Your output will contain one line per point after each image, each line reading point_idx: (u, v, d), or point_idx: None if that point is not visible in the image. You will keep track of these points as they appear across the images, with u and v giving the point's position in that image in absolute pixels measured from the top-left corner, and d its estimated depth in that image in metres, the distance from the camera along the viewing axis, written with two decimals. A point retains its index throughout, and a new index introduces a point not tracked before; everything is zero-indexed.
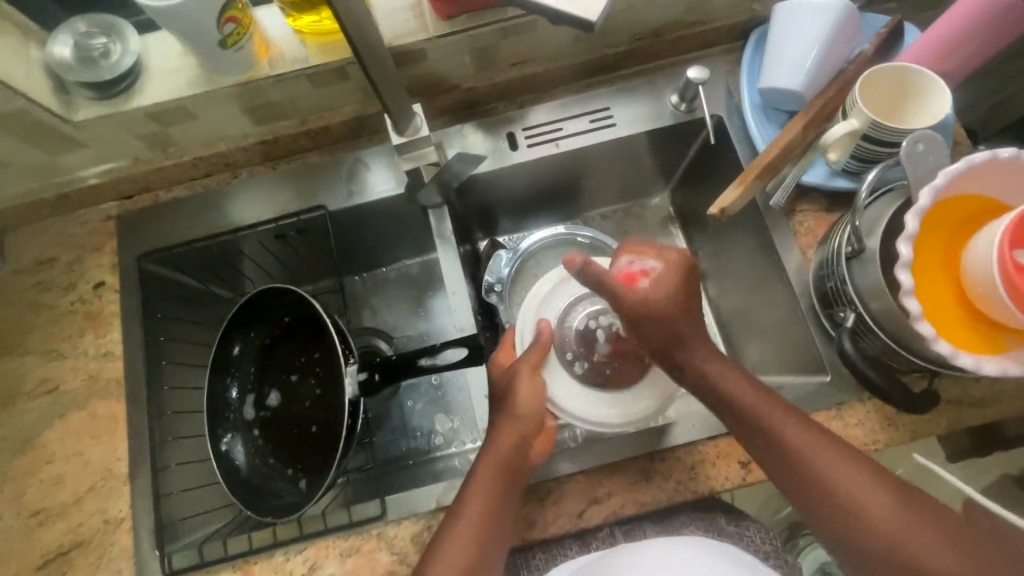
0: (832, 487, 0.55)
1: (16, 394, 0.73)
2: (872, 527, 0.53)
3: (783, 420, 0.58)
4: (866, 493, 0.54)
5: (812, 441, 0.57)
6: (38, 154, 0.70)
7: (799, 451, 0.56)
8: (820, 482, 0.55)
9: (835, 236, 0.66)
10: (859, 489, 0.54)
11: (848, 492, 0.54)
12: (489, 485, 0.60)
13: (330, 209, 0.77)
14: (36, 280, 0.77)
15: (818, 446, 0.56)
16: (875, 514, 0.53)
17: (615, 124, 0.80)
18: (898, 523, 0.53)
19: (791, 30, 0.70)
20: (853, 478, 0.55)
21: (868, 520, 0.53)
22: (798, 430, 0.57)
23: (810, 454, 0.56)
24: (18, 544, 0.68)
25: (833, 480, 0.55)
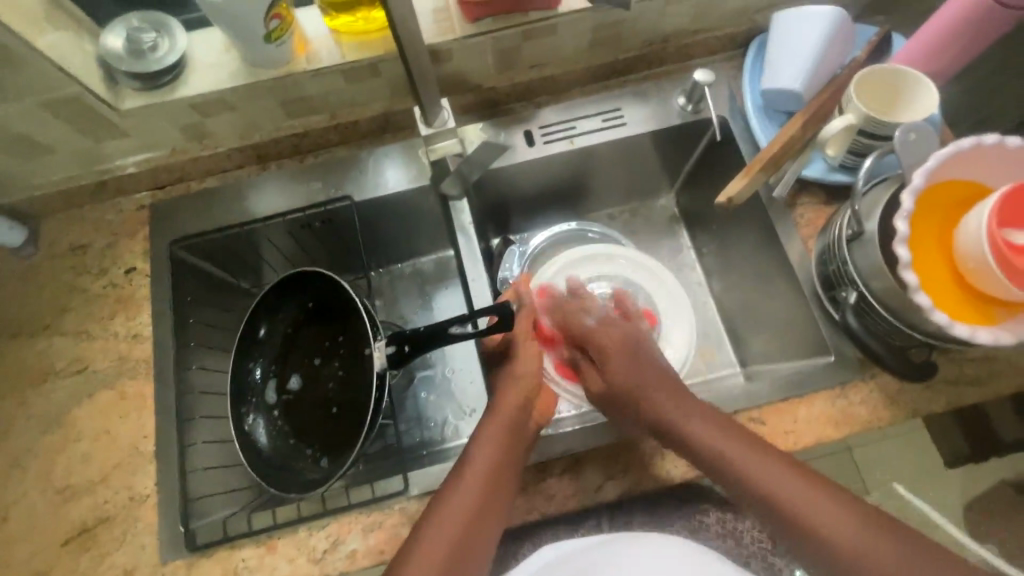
0: (754, 481, 0.57)
1: (47, 373, 0.75)
2: (794, 507, 0.55)
3: (698, 426, 0.62)
4: (793, 488, 0.56)
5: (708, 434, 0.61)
6: (83, 141, 0.74)
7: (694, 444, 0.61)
8: (746, 480, 0.58)
9: (835, 223, 0.70)
10: (779, 484, 0.56)
11: (775, 482, 0.57)
12: (488, 456, 0.63)
13: (356, 200, 0.81)
14: (70, 265, 0.80)
15: (732, 442, 0.60)
16: (794, 505, 0.55)
17: (626, 124, 0.85)
18: (818, 506, 0.54)
19: (791, 36, 0.76)
20: (775, 475, 0.57)
21: (792, 507, 0.55)
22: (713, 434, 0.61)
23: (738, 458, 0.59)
24: (44, 519, 0.69)
25: (755, 475, 0.58)
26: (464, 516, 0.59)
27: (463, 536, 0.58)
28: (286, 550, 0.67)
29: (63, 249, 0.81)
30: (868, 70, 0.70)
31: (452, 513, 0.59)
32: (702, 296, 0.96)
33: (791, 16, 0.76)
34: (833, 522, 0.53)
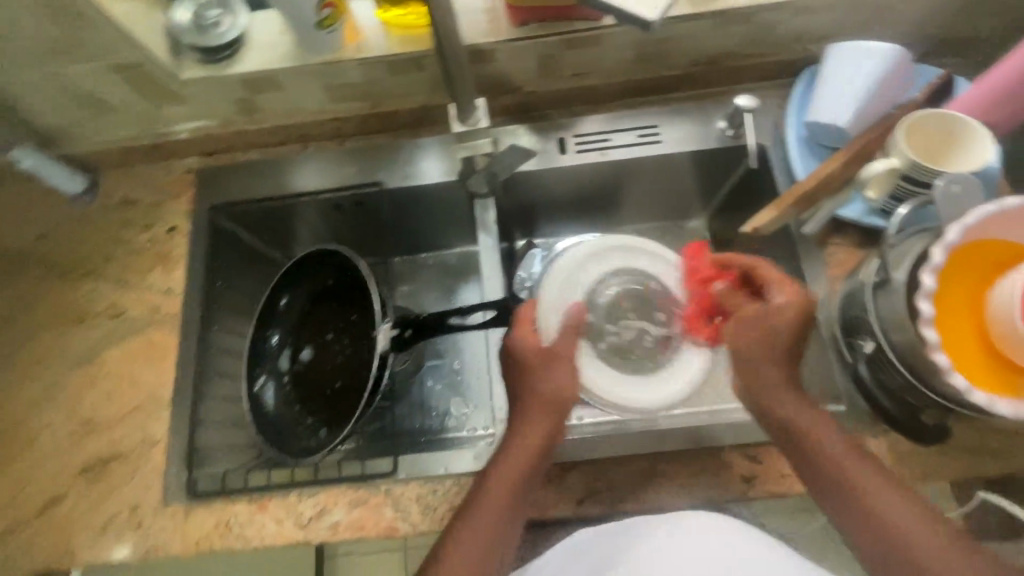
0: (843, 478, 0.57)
1: (88, 313, 0.81)
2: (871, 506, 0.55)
3: (805, 420, 0.60)
4: (874, 489, 0.56)
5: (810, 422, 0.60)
6: (144, 105, 0.79)
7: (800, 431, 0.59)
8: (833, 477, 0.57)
9: (863, 268, 0.68)
10: (867, 484, 0.56)
11: (858, 482, 0.56)
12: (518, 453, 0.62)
13: (386, 187, 0.84)
14: (121, 218, 0.86)
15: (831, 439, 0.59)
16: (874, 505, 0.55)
17: (661, 141, 0.84)
18: (897, 508, 0.55)
19: (844, 71, 0.73)
20: (861, 474, 0.57)
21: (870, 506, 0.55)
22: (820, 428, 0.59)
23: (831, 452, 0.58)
24: (66, 447, 0.75)
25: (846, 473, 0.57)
26: (492, 528, 0.60)
27: (492, 540, 0.59)
28: (274, 511, 0.70)
29: (116, 202, 0.87)
30: (925, 113, 0.67)
31: (478, 526, 0.60)
32: None
33: (847, 50, 0.73)
34: (909, 523, 0.54)
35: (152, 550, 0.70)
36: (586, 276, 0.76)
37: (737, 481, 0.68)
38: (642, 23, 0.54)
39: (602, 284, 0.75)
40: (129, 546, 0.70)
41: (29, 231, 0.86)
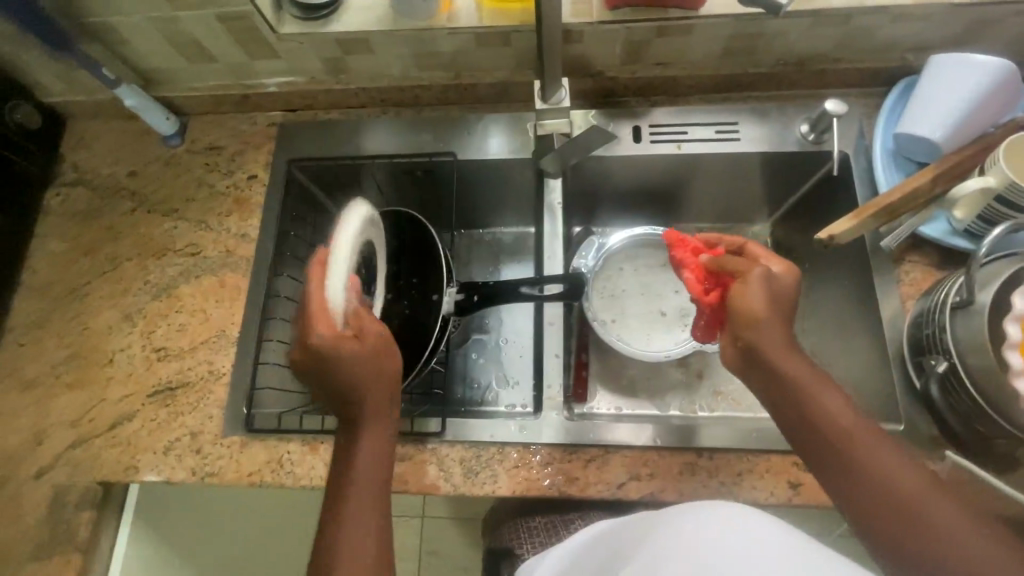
0: (869, 465, 0.53)
1: (168, 249, 0.86)
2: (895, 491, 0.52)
3: (829, 407, 0.56)
4: (900, 478, 0.52)
5: (829, 405, 0.57)
6: (240, 55, 0.83)
7: (821, 418, 0.56)
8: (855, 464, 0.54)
9: (942, 288, 0.66)
10: (895, 471, 0.52)
11: (882, 470, 0.53)
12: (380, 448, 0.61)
13: (459, 157, 0.85)
14: (206, 162, 0.90)
15: (858, 429, 0.55)
16: (901, 492, 0.51)
17: (739, 139, 0.82)
18: (924, 494, 0.51)
19: (944, 85, 0.70)
20: (886, 460, 0.53)
21: (894, 493, 0.51)
22: (846, 416, 0.56)
23: (854, 439, 0.55)
24: (138, 370, 0.80)
25: (869, 461, 0.53)
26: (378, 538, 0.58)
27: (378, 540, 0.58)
28: (324, 455, 0.73)
29: (203, 147, 0.91)
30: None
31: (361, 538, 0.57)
32: None
33: (954, 66, 0.70)
34: (937, 510, 0.50)
35: (209, 475, 0.74)
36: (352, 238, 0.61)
37: (782, 487, 0.68)
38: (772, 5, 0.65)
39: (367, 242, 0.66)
40: (188, 470, 0.75)
41: (121, 166, 0.91)
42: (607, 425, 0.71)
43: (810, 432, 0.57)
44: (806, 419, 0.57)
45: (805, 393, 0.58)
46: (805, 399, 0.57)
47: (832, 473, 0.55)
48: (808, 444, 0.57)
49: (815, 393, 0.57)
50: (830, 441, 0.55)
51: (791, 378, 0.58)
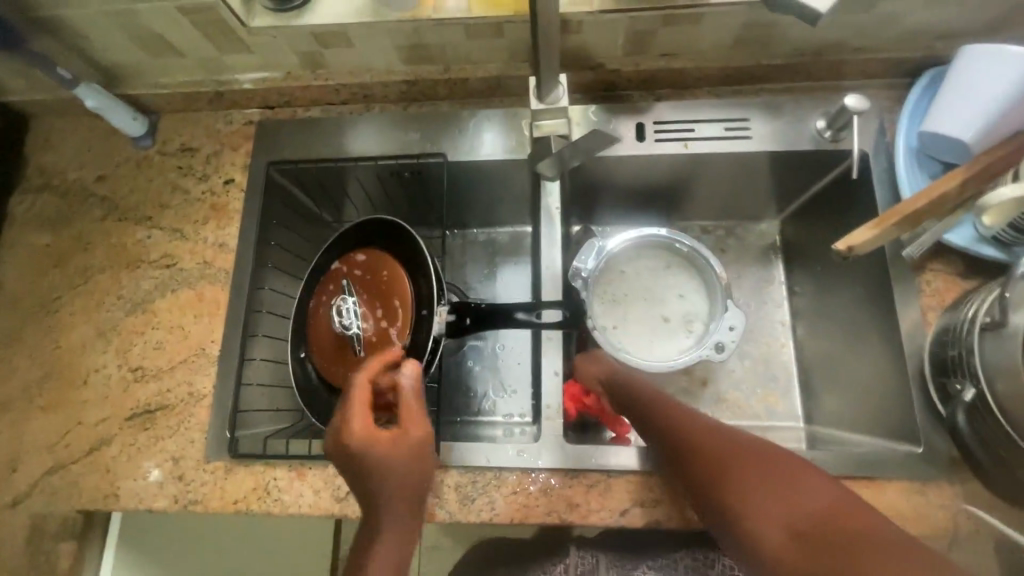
0: (725, 467, 0.55)
1: (141, 260, 0.81)
2: (752, 491, 0.52)
3: (683, 419, 0.61)
4: (755, 479, 0.53)
5: (684, 418, 0.61)
6: (210, 50, 0.76)
7: (682, 430, 0.60)
8: (715, 471, 0.55)
9: (971, 304, 0.61)
10: (755, 472, 0.53)
11: (741, 471, 0.54)
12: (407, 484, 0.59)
13: (449, 159, 0.80)
14: (179, 165, 0.84)
15: (710, 434, 0.59)
16: (758, 490, 0.52)
17: (750, 137, 0.77)
18: (784, 491, 0.51)
19: (976, 79, 0.64)
20: (745, 457, 0.55)
21: (754, 494, 0.52)
22: (691, 421, 0.61)
23: (704, 444, 0.58)
24: (115, 392, 0.76)
25: (730, 466, 0.55)
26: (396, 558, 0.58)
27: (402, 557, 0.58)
28: (313, 481, 0.70)
29: (174, 149, 0.85)
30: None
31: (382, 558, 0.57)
32: (781, 337, 0.88)
33: (989, 56, 0.63)
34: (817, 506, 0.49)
35: (193, 503, 0.71)
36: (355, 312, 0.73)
37: None
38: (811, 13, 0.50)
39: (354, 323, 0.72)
40: (170, 497, 0.71)
41: (88, 170, 0.85)
42: (610, 448, 0.68)
43: (676, 452, 0.59)
44: (671, 437, 0.60)
45: (664, 415, 0.63)
46: (668, 420, 0.62)
47: (701, 493, 0.55)
48: (678, 466, 0.59)
49: (676, 411, 0.63)
50: (687, 449, 0.58)
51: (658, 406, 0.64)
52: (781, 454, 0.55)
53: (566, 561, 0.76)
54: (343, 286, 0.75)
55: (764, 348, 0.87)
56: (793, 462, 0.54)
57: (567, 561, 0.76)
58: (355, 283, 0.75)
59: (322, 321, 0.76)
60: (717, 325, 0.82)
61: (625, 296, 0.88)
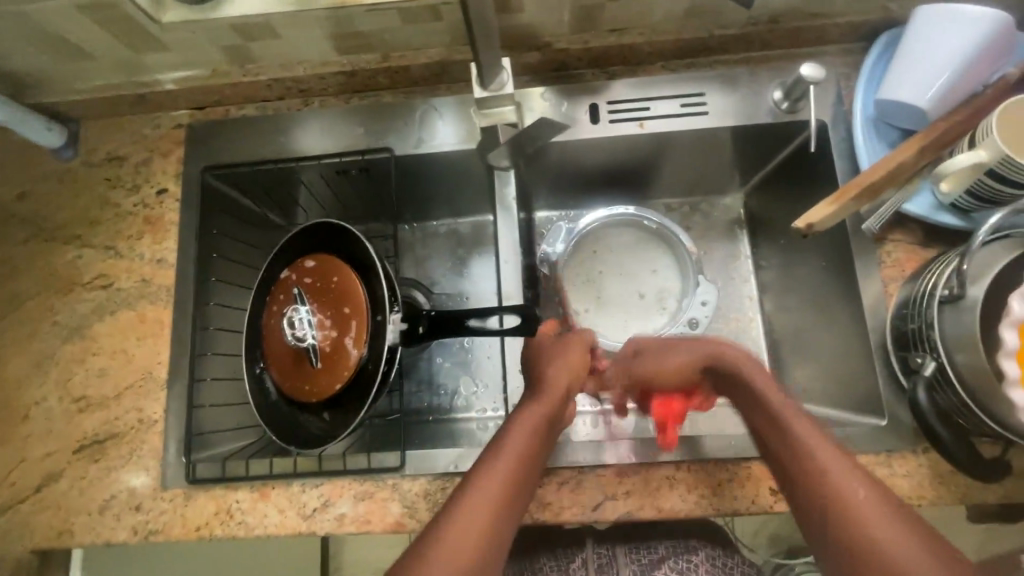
0: (852, 504, 0.47)
1: (75, 282, 0.76)
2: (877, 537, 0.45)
3: (814, 439, 0.52)
4: (880, 525, 0.46)
5: (812, 436, 0.52)
6: (122, 50, 0.70)
7: (805, 451, 0.51)
8: (836, 504, 0.47)
9: (929, 274, 0.61)
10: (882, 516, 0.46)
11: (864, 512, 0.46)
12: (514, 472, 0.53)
13: (397, 153, 0.75)
14: (106, 177, 0.78)
15: (837, 459, 0.50)
16: (883, 544, 0.45)
17: (707, 112, 0.74)
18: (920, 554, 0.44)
19: (936, 47, 0.62)
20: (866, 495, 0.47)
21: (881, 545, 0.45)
22: (822, 442, 0.52)
23: (832, 470, 0.49)
24: (60, 424, 0.72)
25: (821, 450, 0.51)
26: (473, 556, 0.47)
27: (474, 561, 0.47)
28: (277, 500, 0.68)
29: (99, 159, 0.79)
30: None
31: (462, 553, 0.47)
32: (750, 311, 0.86)
33: (954, 23, 0.61)
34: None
35: (153, 533, 0.68)
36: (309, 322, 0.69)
37: (764, 494, 0.64)
38: None
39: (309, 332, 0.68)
40: (129, 529, 0.68)
41: (7, 188, 0.79)
42: (581, 444, 0.67)
43: (785, 448, 0.53)
44: (792, 452, 0.52)
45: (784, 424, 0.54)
46: (790, 433, 0.53)
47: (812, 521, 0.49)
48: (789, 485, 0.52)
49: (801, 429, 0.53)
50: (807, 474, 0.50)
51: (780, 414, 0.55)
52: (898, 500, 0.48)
53: (583, 555, 0.74)
54: (294, 295, 0.71)
55: (733, 324, 0.86)
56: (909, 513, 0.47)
57: (584, 555, 0.74)
58: (306, 291, 0.71)
59: (275, 332, 0.72)
60: (690, 300, 0.83)
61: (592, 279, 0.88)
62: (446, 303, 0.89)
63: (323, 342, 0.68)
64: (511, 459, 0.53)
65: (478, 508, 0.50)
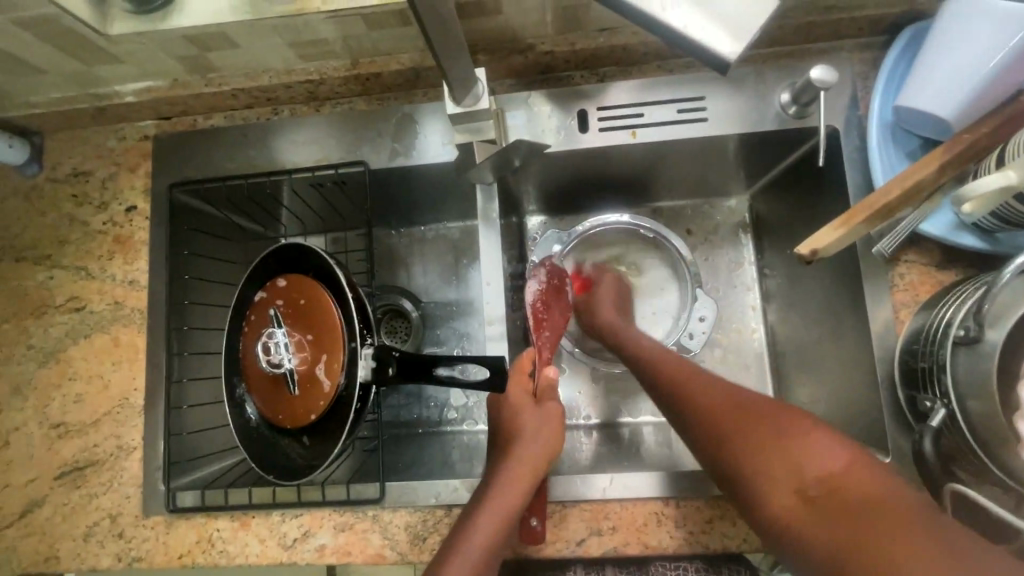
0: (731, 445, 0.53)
1: (47, 305, 0.74)
2: (783, 479, 0.48)
3: (699, 398, 0.58)
4: (772, 458, 0.49)
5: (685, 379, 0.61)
6: (73, 62, 0.66)
7: (681, 394, 0.59)
8: (728, 452, 0.53)
9: (946, 305, 0.56)
10: (790, 458, 0.48)
11: (758, 447, 0.51)
12: (515, 495, 0.56)
13: (371, 167, 0.71)
14: (72, 193, 0.75)
15: (706, 395, 0.58)
16: (786, 477, 0.48)
17: (706, 118, 0.68)
18: (805, 461, 0.48)
19: (966, 51, 0.55)
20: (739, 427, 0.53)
21: (751, 465, 0.50)
22: (698, 383, 0.59)
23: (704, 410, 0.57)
24: (39, 451, 0.71)
25: (726, 430, 0.54)
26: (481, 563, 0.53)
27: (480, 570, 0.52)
28: (257, 530, 0.67)
29: (66, 175, 0.75)
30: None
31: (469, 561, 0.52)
32: (752, 322, 0.82)
33: (1016, 20, 0.51)
34: (830, 470, 0.46)
35: (137, 560, 0.68)
36: (285, 345, 0.65)
37: (755, 531, 0.62)
38: (719, 60, 0.37)
39: (285, 355, 0.65)
40: (113, 556, 0.68)
41: None
42: (567, 479, 0.64)
43: (695, 427, 0.57)
44: (701, 433, 0.56)
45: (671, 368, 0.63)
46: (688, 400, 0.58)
47: (718, 472, 0.53)
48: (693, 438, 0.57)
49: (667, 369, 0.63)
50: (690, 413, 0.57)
51: (663, 367, 0.63)
52: (789, 416, 0.51)
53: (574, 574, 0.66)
54: (270, 316, 0.67)
55: (734, 335, 0.81)
56: (807, 424, 0.50)
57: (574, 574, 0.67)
58: (283, 312, 0.67)
59: (250, 355, 0.68)
60: (687, 316, 0.78)
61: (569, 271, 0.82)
62: (437, 314, 0.86)
63: (300, 367, 0.65)
64: (505, 495, 0.56)
65: (476, 553, 0.53)
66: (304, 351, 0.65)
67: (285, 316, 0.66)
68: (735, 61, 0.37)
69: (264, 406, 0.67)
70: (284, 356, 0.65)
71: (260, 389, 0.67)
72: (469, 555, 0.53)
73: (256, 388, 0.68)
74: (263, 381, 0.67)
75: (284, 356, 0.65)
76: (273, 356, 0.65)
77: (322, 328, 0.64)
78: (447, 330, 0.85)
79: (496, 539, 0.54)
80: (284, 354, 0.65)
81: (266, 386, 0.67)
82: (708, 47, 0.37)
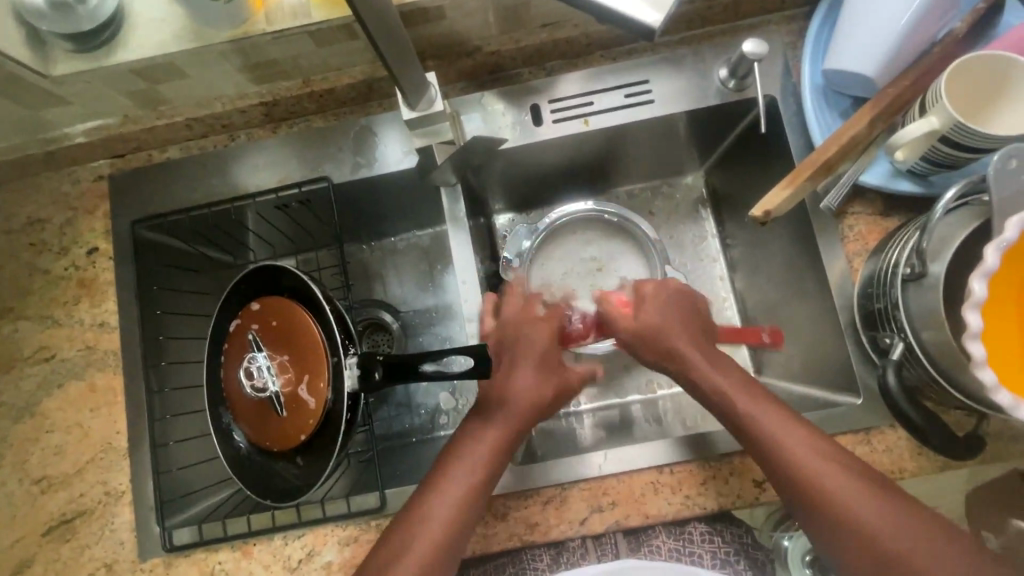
0: (822, 491, 0.53)
1: (15, 359, 0.72)
2: (860, 529, 0.51)
3: (769, 423, 0.56)
4: (855, 505, 0.52)
5: (783, 429, 0.56)
6: (18, 108, 0.66)
7: (781, 442, 0.55)
8: (809, 488, 0.53)
9: (891, 249, 0.60)
10: (870, 506, 0.51)
11: (839, 492, 0.52)
12: (486, 452, 0.60)
13: (335, 181, 0.71)
14: (30, 241, 0.73)
15: (812, 451, 0.54)
16: (863, 522, 0.51)
17: (653, 100, 0.71)
18: (884, 516, 0.51)
19: (877, 12, 0.59)
20: (834, 473, 0.53)
21: (853, 522, 0.51)
22: (782, 422, 0.56)
23: (824, 477, 0.53)
24: (23, 509, 0.69)
25: (805, 467, 0.54)
26: (440, 526, 0.56)
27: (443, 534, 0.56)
28: (261, 557, 0.66)
29: (20, 225, 0.74)
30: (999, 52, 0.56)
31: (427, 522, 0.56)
32: (722, 292, 0.84)
33: None
34: (895, 536, 0.50)
35: None
36: (268, 369, 0.64)
37: (748, 486, 0.64)
38: (643, 31, 0.40)
39: (269, 378, 0.64)
40: None
41: None
42: (562, 461, 0.65)
43: (758, 447, 0.56)
44: (774, 455, 0.55)
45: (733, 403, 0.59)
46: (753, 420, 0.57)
47: (793, 497, 0.54)
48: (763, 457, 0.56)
49: (757, 412, 0.57)
50: (781, 462, 0.55)
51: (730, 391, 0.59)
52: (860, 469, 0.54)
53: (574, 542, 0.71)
54: (249, 341, 0.67)
55: (707, 306, 0.84)
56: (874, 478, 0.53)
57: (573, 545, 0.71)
58: (262, 336, 0.66)
59: (233, 383, 0.67)
60: None
61: (565, 267, 0.85)
62: (417, 322, 0.86)
63: (285, 389, 0.64)
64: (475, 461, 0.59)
65: (443, 510, 0.57)
66: (288, 372, 0.64)
67: (265, 338, 0.66)
68: (657, 29, 0.40)
69: (251, 432, 0.66)
70: (268, 379, 0.64)
71: (245, 415, 0.66)
72: (437, 512, 0.57)
73: (242, 415, 0.67)
74: (247, 406, 0.66)
75: (267, 379, 0.64)
76: (258, 381, 0.64)
77: (303, 346, 0.64)
78: (430, 336, 0.86)
79: (467, 496, 0.57)
80: (268, 377, 0.64)
81: (251, 412, 0.66)
82: (630, 16, 0.39)
